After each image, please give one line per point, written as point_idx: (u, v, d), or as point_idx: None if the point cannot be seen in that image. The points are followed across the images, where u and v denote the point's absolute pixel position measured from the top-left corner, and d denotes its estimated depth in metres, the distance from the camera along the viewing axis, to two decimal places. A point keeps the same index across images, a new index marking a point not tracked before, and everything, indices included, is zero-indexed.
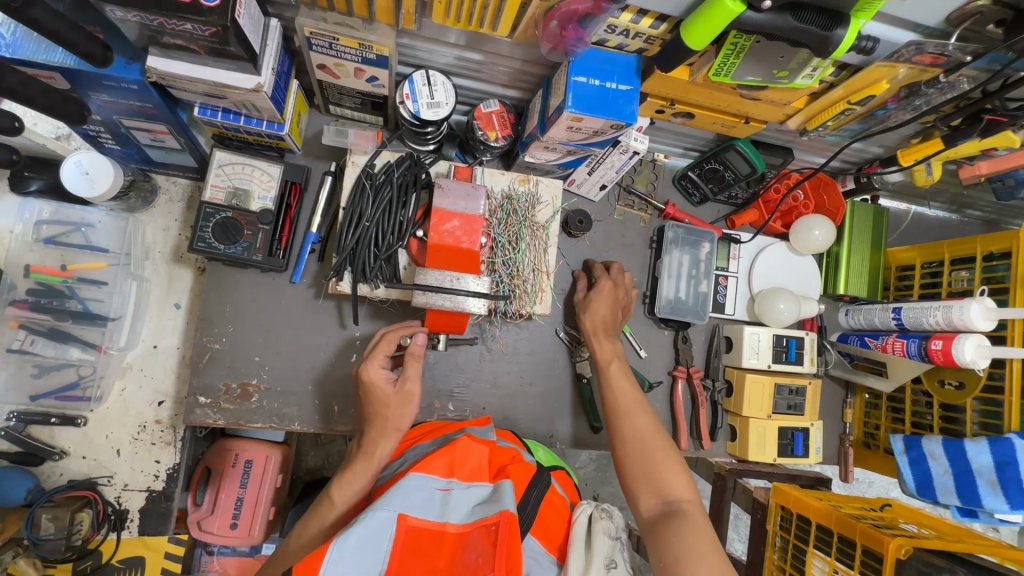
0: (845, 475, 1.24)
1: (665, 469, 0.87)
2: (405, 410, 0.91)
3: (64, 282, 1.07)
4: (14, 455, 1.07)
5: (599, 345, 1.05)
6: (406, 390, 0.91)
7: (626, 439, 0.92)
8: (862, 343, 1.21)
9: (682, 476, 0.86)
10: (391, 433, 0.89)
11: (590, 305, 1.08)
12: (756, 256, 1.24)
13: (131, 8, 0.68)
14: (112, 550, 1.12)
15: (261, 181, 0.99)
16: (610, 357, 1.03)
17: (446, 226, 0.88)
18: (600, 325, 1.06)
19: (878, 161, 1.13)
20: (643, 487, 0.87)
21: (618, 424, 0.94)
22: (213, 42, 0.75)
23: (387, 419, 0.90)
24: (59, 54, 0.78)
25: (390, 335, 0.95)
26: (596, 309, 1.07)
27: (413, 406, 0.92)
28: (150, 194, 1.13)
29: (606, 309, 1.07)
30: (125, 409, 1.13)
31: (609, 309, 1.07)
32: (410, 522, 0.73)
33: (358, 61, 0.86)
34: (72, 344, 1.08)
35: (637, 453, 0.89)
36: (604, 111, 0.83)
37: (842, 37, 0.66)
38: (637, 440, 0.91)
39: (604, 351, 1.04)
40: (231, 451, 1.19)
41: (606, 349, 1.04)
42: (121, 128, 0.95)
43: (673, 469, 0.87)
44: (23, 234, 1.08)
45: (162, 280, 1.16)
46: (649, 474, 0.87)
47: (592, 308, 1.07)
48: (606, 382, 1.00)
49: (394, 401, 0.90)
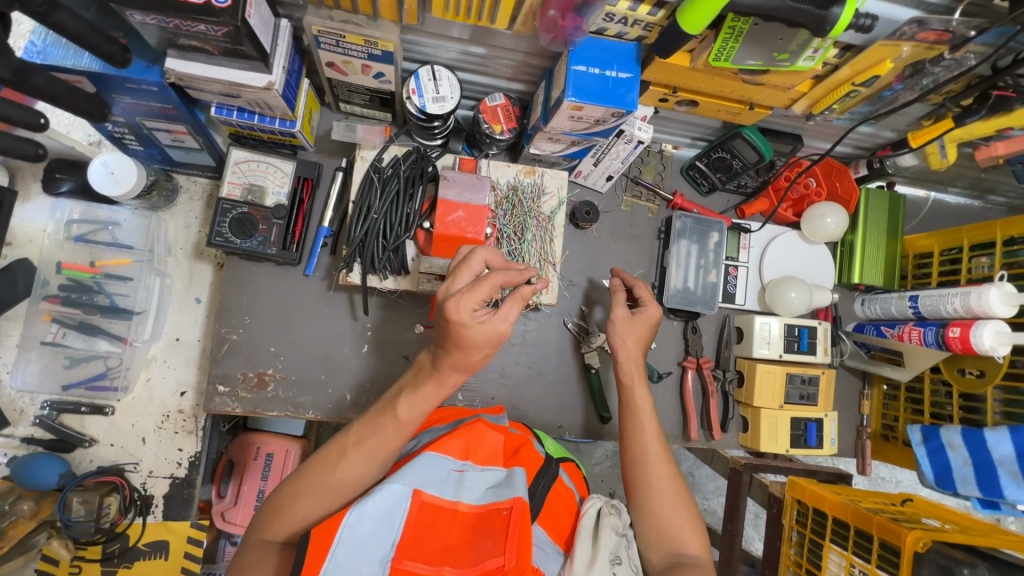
0: (863, 468, 1.22)
1: (682, 525, 0.88)
2: (482, 351, 0.76)
3: (92, 278, 1.14)
4: (48, 442, 1.12)
5: (632, 383, 0.96)
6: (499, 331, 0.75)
7: (648, 490, 0.89)
8: (878, 332, 1.19)
9: (695, 531, 0.88)
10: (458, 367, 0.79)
11: (631, 331, 0.99)
12: (767, 246, 1.23)
13: (149, 11, 0.71)
14: (140, 534, 1.16)
15: (275, 177, 1.03)
16: (641, 399, 0.96)
17: (452, 217, 0.91)
18: (635, 363, 0.98)
19: (890, 145, 1.11)
20: (656, 539, 0.88)
21: (642, 473, 0.90)
22: (226, 42, 0.78)
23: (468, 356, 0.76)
24: (84, 59, 0.83)
25: (489, 280, 0.73)
26: (631, 340, 0.98)
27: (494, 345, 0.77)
28: (171, 193, 1.18)
29: (642, 338, 0.99)
30: (150, 398, 1.17)
31: (643, 341, 0.99)
32: (424, 498, 0.75)
33: (365, 57, 0.89)
34: (100, 337, 1.15)
35: (657, 506, 0.88)
36: (605, 100, 0.84)
37: (839, 16, 0.65)
38: (660, 493, 0.89)
39: (634, 395, 0.96)
40: (253, 445, 1.25)
41: (640, 395, 0.96)
42: (143, 129, 0.99)
43: (689, 524, 0.88)
44: (55, 233, 1.14)
45: (184, 276, 1.20)
46: (665, 529, 0.87)
47: (626, 333, 0.98)
48: (636, 424, 0.94)
49: (479, 342, 0.75)
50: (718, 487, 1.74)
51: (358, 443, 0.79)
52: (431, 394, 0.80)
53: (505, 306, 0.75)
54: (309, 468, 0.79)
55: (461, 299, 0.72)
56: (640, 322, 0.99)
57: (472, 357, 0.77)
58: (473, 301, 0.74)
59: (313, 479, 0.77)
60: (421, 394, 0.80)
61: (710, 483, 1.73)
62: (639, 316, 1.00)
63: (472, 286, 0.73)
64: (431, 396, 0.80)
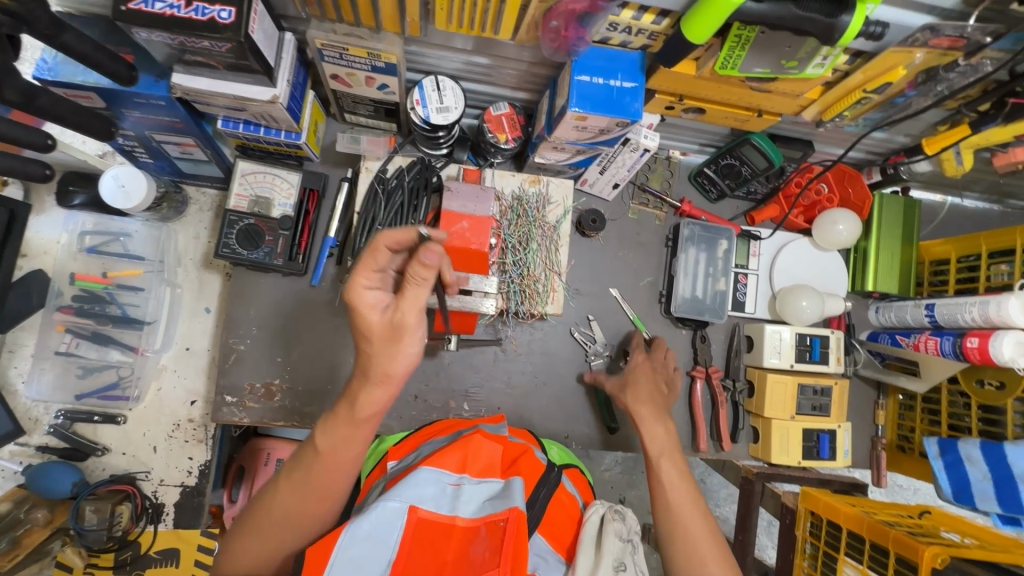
0: (878, 480, 1.19)
1: None
2: (391, 350, 0.69)
3: (105, 289, 1.15)
4: (61, 450, 1.14)
5: (648, 427, 0.95)
6: (398, 321, 0.68)
7: (680, 544, 0.83)
8: (892, 341, 1.16)
9: None
10: (374, 380, 0.70)
11: (625, 386, 1.02)
12: (777, 253, 1.21)
13: (155, 29, 0.72)
14: (151, 542, 1.17)
15: (281, 189, 1.04)
16: (658, 446, 0.93)
17: (456, 227, 0.89)
18: (643, 406, 0.97)
19: (904, 150, 1.08)
20: None
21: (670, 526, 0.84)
22: (230, 58, 0.79)
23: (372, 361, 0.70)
24: (91, 75, 0.83)
25: (380, 245, 0.68)
26: (633, 389, 1.00)
27: (401, 343, 0.68)
28: (181, 204, 1.19)
29: (646, 385, 1.01)
30: (161, 407, 1.19)
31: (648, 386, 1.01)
32: (420, 514, 0.76)
33: (368, 69, 0.89)
34: (112, 346, 1.16)
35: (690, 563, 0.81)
36: (609, 110, 0.83)
37: (848, 23, 0.64)
38: (691, 545, 0.82)
39: (654, 438, 0.94)
40: (264, 450, 1.25)
41: (651, 428, 0.95)
42: (152, 142, 1.00)
43: None
44: (68, 244, 1.16)
45: (193, 286, 1.21)
46: None
47: (626, 386, 1.02)
48: (656, 474, 0.90)
49: (382, 336, 0.68)
50: (731, 494, 1.71)
51: (292, 478, 0.75)
52: (347, 426, 0.74)
53: (406, 293, 0.67)
54: (255, 514, 0.74)
55: (355, 274, 0.68)
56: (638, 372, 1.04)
57: (388, 362, 0.69)
58: (373, 280, 0.69)
59: (250, 524, 0.73)
60: (334, 425, 0.74)
61: (722, 490, 1.71)
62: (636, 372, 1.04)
63: (366, 260, 0.69)
64: (347, 425, 0.74)
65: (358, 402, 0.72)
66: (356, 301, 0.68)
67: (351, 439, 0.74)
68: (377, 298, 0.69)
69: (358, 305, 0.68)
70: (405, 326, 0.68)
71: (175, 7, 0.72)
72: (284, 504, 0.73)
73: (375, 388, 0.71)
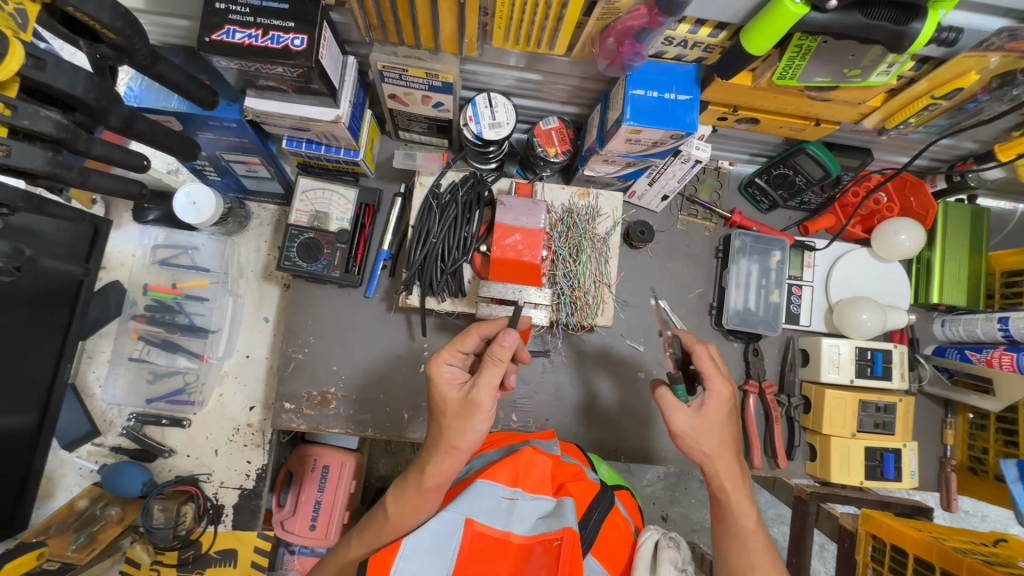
0: (948, 505, 1.12)
1: None
2: (462, 425, 0.76)
3: (174, 299, 1.24)
4: (133, 451, 1.21)
5: (734, 496, 0.83)
6: (471, 399, 0.76)
7: None
8: (961, 356, 1.11)
9: None
10: (446, 450, 0.77)
11: (706, 436, 0.82)
12: (834, 264, 1.17)
13: (234, 57, 0.77)
14: (211, 542, 1.22)
15: (338, 204, 1.08)
16: (747, 519, 0.83)
17: (509, 241, 0.91)
18: (728, 463, 0.83)
19: (973, 157, 1.04)
20: None
21: None
22: (300, 81, 0.83)
23: (443, 430, 0.77)
24: (173, 100, 0.90)
25: (472, 331, 0.82)
26: (711, 440, 0.82)
27: (473, 422, 0.76)
28: (244, 219, 1.25)
29: (726, 434, 0.83)
30: (223, 413, 1.24)
31: (726, 429, 0.84)
32: (476, 527, 0.77)
33: (425, 88, 0.92)
34: (180, 353, 1.23)
35: None
36: (662, 123, 0.83)
37: (919, 30, 0.63)
38: None
39: (746, 515, 0.83)
40: (311, 456, 1.28)
41: (740, 502, 0.83)
42: (222, 162, 1.07)
43: None
44: (142, 257, 1.25)
45: (254, 296, 1.27)
46: None
47: (703, 439, 0.82)
48: (741, 550, 0.82)
49: (457, 409, 0.77)
50: (781, 515, 1.65)
51: (362, 532, 0.86)
52: (416, 495, 0.80)
53: (482, 372, 0.76)
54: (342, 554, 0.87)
55: (441, 350, 0.81)
56: (719, 414, 0.83)
57: (459, 434, 0.76)
58: (455, 358, 0.81)
59: (332, 574, 0.86)
60: (405, 495, 0.81)
61: (771, 509, 1.65)
62: (710, 406, 0.83)
63: (455, 341, 0.82)
64: (417, 494, 0.80)
65: (428, 472, 0.79)
66: (438, 376, 0.79)
67: (421, 507, 0.82)
68: (455, 374, 0.80)
69: (439, 380, 0.79)
70: (479, 402, 0.75)
71: (252, 37, 0.77)
72: (358, 558, 0.85)
73: (445, 459, 0.78)
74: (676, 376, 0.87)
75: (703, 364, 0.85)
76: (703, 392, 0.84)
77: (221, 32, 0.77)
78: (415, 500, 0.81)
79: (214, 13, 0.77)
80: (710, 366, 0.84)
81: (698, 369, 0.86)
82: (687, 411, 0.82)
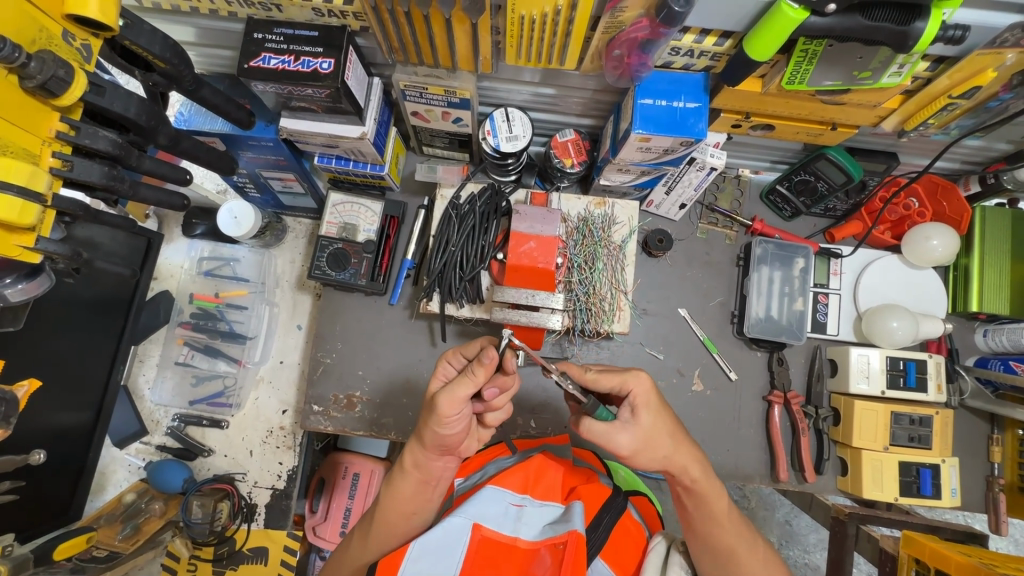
0: (996, 527, 1.06)
1: None
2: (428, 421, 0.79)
3: (216, 307, 1.33)
4: (176, 450, 1.28)
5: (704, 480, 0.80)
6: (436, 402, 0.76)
7: None
8: (1005, 368, 1.05)
9: None
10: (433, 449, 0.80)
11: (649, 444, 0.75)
12: (862, 271, 1.15)
13: (269, 81, 0.84)
14: (245, 539, 1.26)
15: (366, 217, 1.14)
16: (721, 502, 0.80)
17: (524, 247, 0.93)
18: (683, 454, 0.77)
19: (1006, 158, 1.01)
20: None
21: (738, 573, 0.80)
22: (328, 102, 0.89)
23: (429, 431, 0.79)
24: (217, 123, 0.98)
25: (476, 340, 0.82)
26: (662, 441, 0.76)
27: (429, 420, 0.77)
28: (281, 232, 1.33)
29: (668, 427, 0.77)
30: (257, 415, 1.30)
31: (666, 418, 0.77)
32: (484, 532, 0.80)
33: (445, 105, 0.97)
34: (220, 358, 1.32)
35: None
36: (670, 130, 0.85)
37: (923, 29, 0.64)
38: None
39: None
40: (342, 464, 1.36)
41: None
42: (261, 178, 1.15)
43: None
44: (189, 269, 1.36)
45: (288, 305, 1.34)
46: None
47: (657, 443, 0.75)
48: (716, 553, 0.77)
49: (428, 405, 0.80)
50: (822, 540, 1.57)
51: (359, 531, 0.89)
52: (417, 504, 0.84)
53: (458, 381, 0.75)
54: (338, 557, 0.91)
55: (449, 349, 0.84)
56: (652, 411, 0.76)
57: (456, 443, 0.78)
58: (456, 363, 0.83)
59: None
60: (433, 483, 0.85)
61: (812, 534, 1.57)
62: (643, 411, 0.75)
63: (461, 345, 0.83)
64: (413, 502, 0.83)
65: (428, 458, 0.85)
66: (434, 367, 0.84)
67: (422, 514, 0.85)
68: (445, 372, 0.83)
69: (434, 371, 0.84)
70: (438, 408, 0.75)
71: (286, 62, 0.84)
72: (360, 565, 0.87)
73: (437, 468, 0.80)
74: (591, 401, 0.74)
75: (605, 379, 0.75)
76: (629, 400, 0.76)
77: (258, 59, 0.84)
78: (417, 506, 0.84)
79: (252, 42, 0.85)
80: (614, 377, 0.75)
81: (601, 388, 0.76)
82: (625, 427, 0.74)
